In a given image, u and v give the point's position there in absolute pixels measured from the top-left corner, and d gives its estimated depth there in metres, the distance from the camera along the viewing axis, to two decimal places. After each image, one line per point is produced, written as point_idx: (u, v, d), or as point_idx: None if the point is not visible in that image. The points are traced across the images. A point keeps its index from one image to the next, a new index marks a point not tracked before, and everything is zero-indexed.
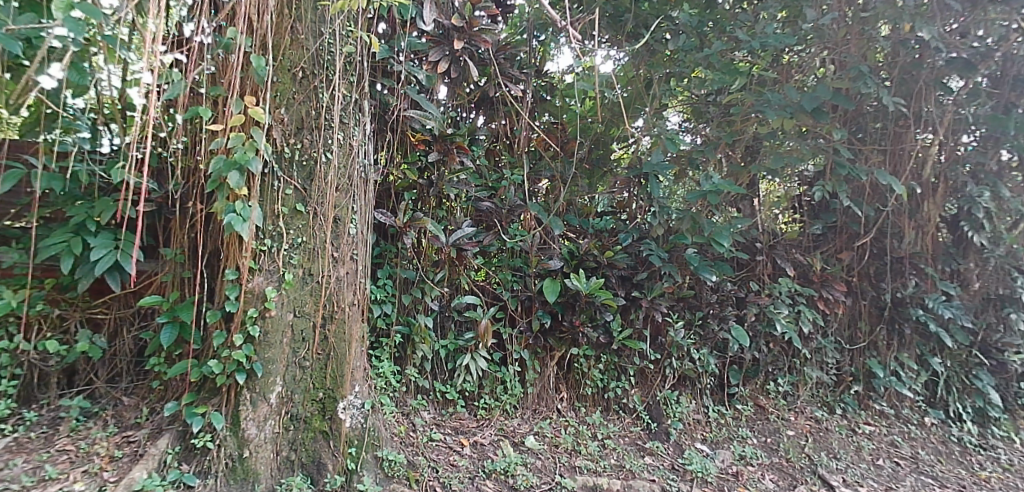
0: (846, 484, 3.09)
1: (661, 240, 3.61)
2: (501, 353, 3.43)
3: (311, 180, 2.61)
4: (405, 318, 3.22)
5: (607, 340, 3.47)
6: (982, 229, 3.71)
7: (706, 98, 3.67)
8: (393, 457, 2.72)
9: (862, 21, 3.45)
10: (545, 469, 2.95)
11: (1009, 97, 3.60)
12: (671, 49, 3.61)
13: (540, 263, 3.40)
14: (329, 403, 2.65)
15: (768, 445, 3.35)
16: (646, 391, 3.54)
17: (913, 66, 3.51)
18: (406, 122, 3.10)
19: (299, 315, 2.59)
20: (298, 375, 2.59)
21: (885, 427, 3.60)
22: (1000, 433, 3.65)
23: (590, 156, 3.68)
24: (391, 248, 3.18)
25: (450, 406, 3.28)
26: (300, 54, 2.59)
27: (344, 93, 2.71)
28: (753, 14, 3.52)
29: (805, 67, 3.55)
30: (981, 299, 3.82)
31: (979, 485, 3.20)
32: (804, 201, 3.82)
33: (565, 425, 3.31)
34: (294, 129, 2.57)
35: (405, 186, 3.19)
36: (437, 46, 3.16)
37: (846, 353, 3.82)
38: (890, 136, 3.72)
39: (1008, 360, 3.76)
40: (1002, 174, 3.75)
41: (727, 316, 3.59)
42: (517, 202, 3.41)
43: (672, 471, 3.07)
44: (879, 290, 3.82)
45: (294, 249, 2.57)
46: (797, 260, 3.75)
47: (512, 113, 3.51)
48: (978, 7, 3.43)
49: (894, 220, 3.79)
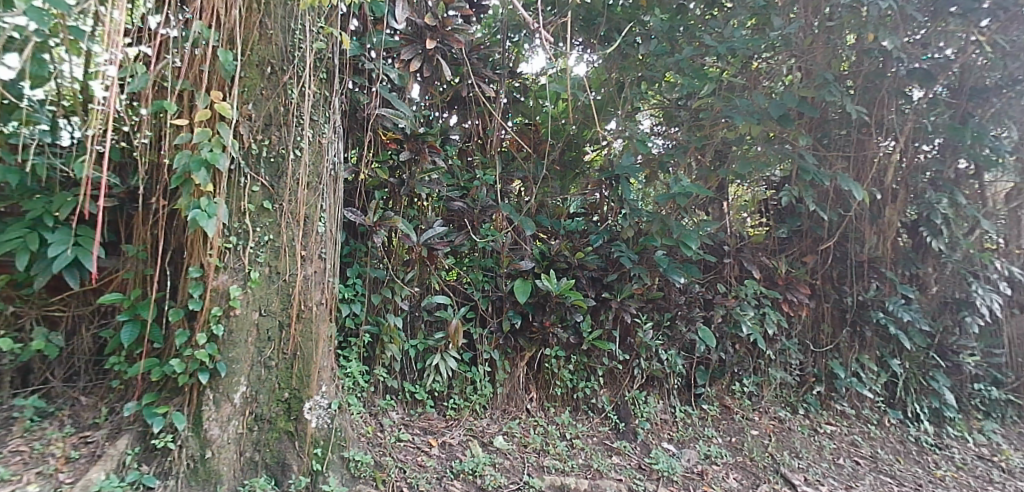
0: (807, 482, 3.16)
1: (632, 242, 3.64)
2: (471, 353, 3.43)
3: (279, 177, 2.58)
4: (374, 318, 3.19)
5: (577, 341, 3.49)
6: (940, 234, 3.82)
7: (677, 102, 3.70)
8: (360, 458, 2.70)
9: (828, 30, 3.50)
10: (513, 469, 2.96)
11: (967, 106, 3.71)
12: (643, 53, 3.65)
13: (511, 264, 3.41)
14: (295, 403, 2.62)
15: (733, 444, 3.41)
16: (614, 391, 3.58)
17: (877, 76, 3.60)
18: (378, 121, 3.07)
19: (265, 314, 2.55)
20: (262, 375, 2.55)
21: (845, 427, 3.69)
22: (955, 432, 3.77)
23: (562, 157, 3.71)
24: (360, 247, 3.14)
25: (419, 406, 3.27)
26: (268, 49, 2.55)
27: (315, 90, 2.69)
28: (723, 21, 3.58)
29: (773, 74, 3.63)
30: (939, 303, 3.94)
31: (935, 484, 3.29)
32: (770, 205, 3.90)
33: (535, 425, 3.32)
34: (261, 125, 2.54)
35: (375, 185, 3.15)
36: (409, 45, 3.14)
37: (810, 354, 3.91)
38: (853, 143, 3.83)
39: (963, 361, 3.88)
40: (959, 181, 3.88)
41: (694, 318, 3.64)
42: (489, 202, 3.41)
43: (639, 471, 3.10)
44: (841, 293, 3.92)
45: (260, 247, 2.53)
46: (763, 263, 3.81)
47: (484, 113, 3.51)
48: (939, 18, 3.45)
49: (857, 225, 3.89)
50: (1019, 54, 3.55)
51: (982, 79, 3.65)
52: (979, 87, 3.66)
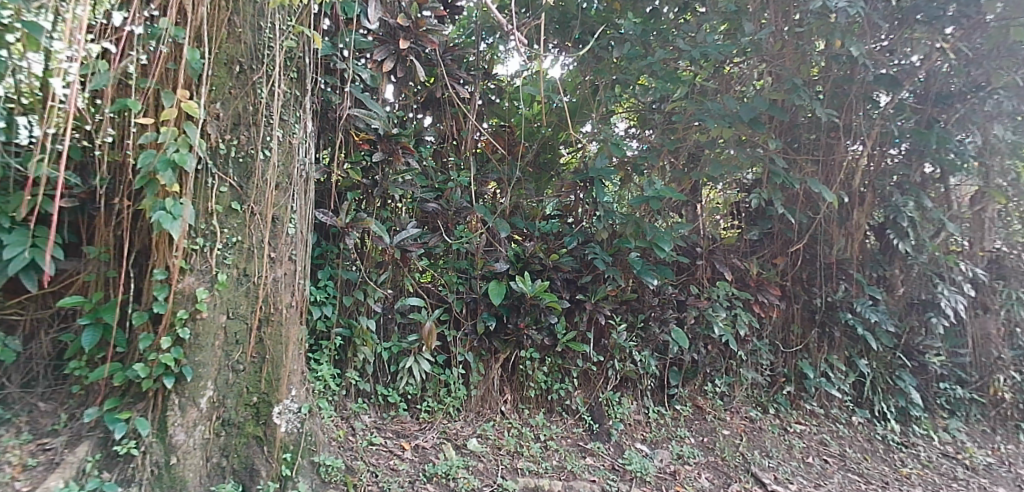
0: (777, 481, 3.20)
1: (606, 244, 3.65)
2: (444, 356, 3.41)
3: (248, 178, 2.54)
4: (346, 320, 3.15)
5: (552, 342, 3.49)
6: (906, 237, 3.89)
7: (650, 105, 3.73)
8: (331, 463, 2.67)
9: (798, 36, 3.57)
10: (487, 472, 2.95)
11: (932, 112, 3.79)
12: (617, 56, 3.66)
13: (486, 265, 3.41)
14: (264, 408, 2.58)
15: (705, 444, 3.44)
16: (589, 393, 3.59)
17: (845, 81, 3.68)
18: (350, 121, 3.05)
19: (233, 317, 2.51)
20: (230, 379, 2.51)
21: (814, 426, 3.74)
22: (920, 431, 3.84)
23: (536, 160, 3.73)
24: (332, 248, 3.10)
25: (391, 409, 3.24)
26: (237, 47, 2.51)
27: (285, 89, 2.66)
28: (696, 25, 3.61)
29: (744, 78, 3.68)
30: (905, 304, 4.02)
31: (901, 481, 3.35)
32: (742, 207, 3.94)
33: (508, 427, 3.31)
34: (229, 124, 2.49)
35: (348, 186, 3.11)
36: (381, 45, 3.12)
37: (780, 355, 3.96)
38: (823, 147, 3.89)
39: (928, 361, 3.96)
40: (925, 185, 3.96)
41: (668, 319, 3.67)
42: (464, 203, 3.40)
43: (613, 471, 3.12)
44: (810, 294, 3.98)
45: (229, 249, 2.49)
46: (735, 264, 3.85)
47: (459, 114, 3.52)
48: (905, 26, 3.56)
49: (826, 227, 3.95)
50: (982, 60, 3.62)
51: (947, 85, 3.73)
52: (944, 93, 3.75)
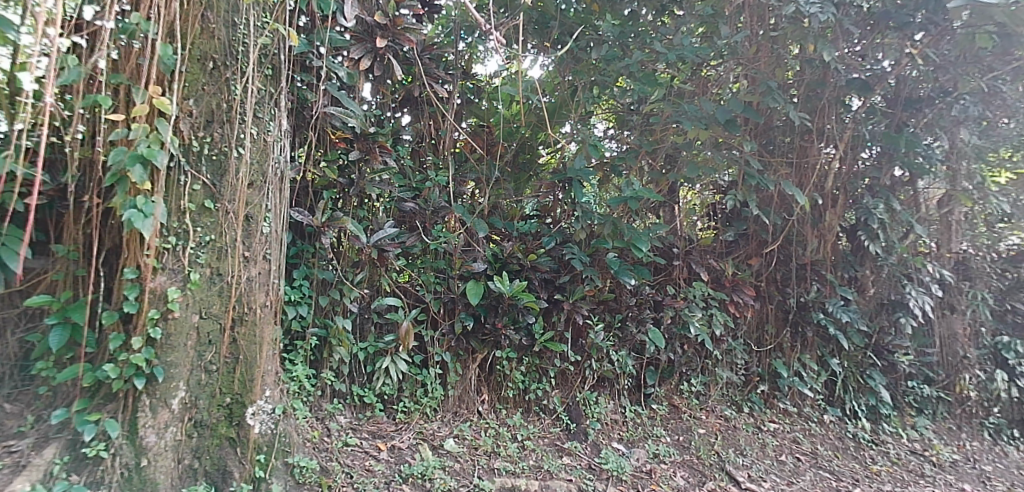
0: (750, 479, 3.24)
1: (584, 244, 3.66)
2: (421, 356, 3.40)
3: (221, 176, 2.50)
4: (322, 320, 3.12)
5: (529, 342, 3.50)
6: (876, 238, 3.96)
7: (628, 107, 3.76)
8: (305, 464, 2.65)
9: (773, 39, 3.63)
10: (463, 472, 2.95)
11: (902, 116, 3.89)
12: (596, 57, 3.69)
13: (464, 265, 3.39)
14: (237, 409, 2.55)
15: (680, 443, 3.47)
16: (566, 392, 3.61)
17: (818, 85, 3.76)
18: (327, 119, 3.03)
19: (205, 316, 2.48)
20: (202, 380, 2.48)
21: (787, 425, 3.80)
22: (890, 429, 3.92)
23: (515, 160, 3.75)
24: (308, 247, 3.08)
25: (368, 409, 3.22)
26: (210, 43, 2.48)
27: (259, 86, 2.62)
28: (673, 27, 3.65)
29: (721, 81, 3.72)
30: (875, 304, 4.10)
31: (870, 478, 3.42)
32: (718, 208, 3.99)
33: (485, 427, 3.31)
34: (202, 122, 2.46)
35: (324, 184, 3.09)
36: (359, 43, 3.10)
37: (754, 354, 4.02)
38: (796, 150, 3.96)
39: (897, 360, 4.04)
40: (895, 187, 4.05)
41: (645, 319, 3.70)
42: (441, 203, 3.39)
43: (589, 471, 3.13)
44: (784, 295, 4.03)
45: (202, 248, 2.45)
46: (711, 265, 3.89)
47: (437, 114, 3.52)
48: (876, 31, 3.59)
49: (799, 229, 4.02)
50: (949, 66, 3.64)
51: (917, 90, 3.82)
52: (913, 98, 3.84)
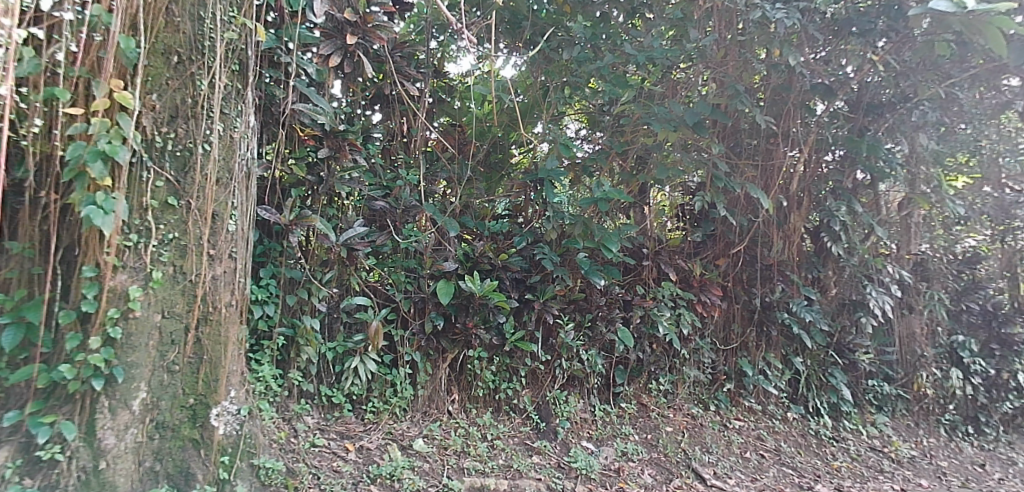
0: (716, 476, 3.31)
1: (555, 244, 3.68)
2: (391, 355, 3.39)
3: (185, 172, 2.45)
4: (289, 320, 3.08)
5: (500, 341, 3.51)
6: (839, 239, 4.06)
7: (600, 108, 3.82)
8: (271, 465, 2.61)
9: (739, 44, 3.69)
10: (433, 472, 2.95)
11: (863, 121, 3.99)
12: (567, 58, 3.70)
13: (434, 265, 3.38)
14: (201, 410, 2.50)
15: (648, 441, 3.52)
16: (536, 391, 3.63)
17: (783, 89, 3.84)
18: (294, 116, 2.97)
19: (168, 316, 2.42)
20: (164, 381, 2.42)
21: (752, 422, 3.88)
22: (850, 425, 4.02)
23: (487, 159, 3.76)
24: (275, 246, 3.01)
25: (336, 410, 3.20)
26: (175, 37, 2.43)
27: (226, 81, 2.58)
28: (644, 30, 3.70)
29: (690, 84, 3.80)
30: (837, 304, 4.20)
31: (831, 474, 3.51)
32: (687, 209, 4.05)
33: (455, 427, 3.31)
34: (167, 116, 2.41)
35: (293, 182, 3.04)
36: (328, 40, 3.04)
37: (721, 353, 4.08)
38: (761, 152, 4.06)
39: (858, 359, 4.15)
40: (857, 190, 4.16)
41: (615, 318, 3.73)
42: (413, 202, 3.37)
43: (558, 469, 3.16)
44: (750, 295, 4.11)
45: (164, 246, 2.40)
46: (680, 265, 3.95)
47: (408, 112, 3.51)
48: (839, 38, 3.67)
49: (765, 230, 4.10)
50: (910, 73, 3.73)
51: (879, 95, 3.90)
52: (874, 103, 3.93)
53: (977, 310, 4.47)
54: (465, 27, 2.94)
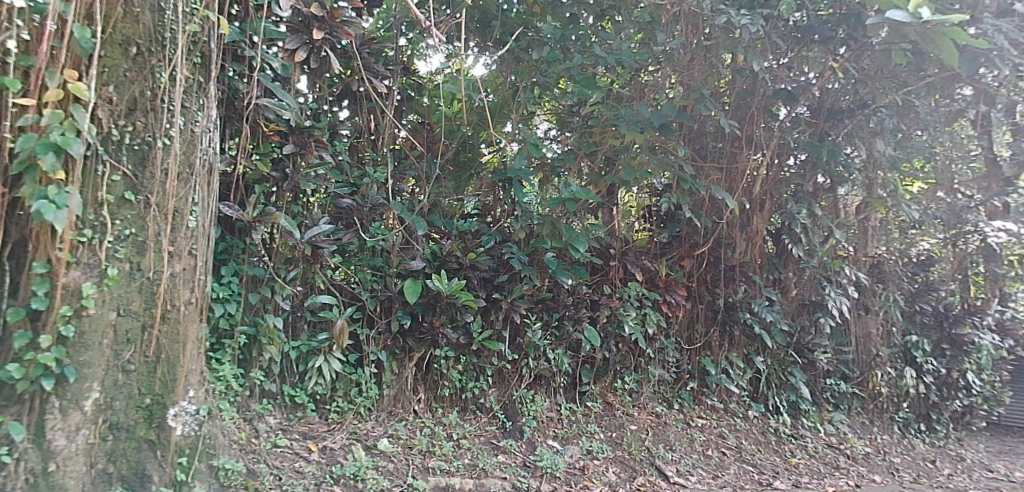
0: (678, 473, 3.37)
1: (524, 244, 3.69)
2: (356, 355, 3.35)
3: (143, 166, 2.39)
4: (252, 318, 3.01)
5: (467, 341, 3.50)
6: (799, 242, 4.17)
7: (569, 108, 3.85)
8: (230, 466, 2.57)
9: (705, 48, 3.72)
10: (397, 472, 2.93)
11: (824, 126, 4.09)
12: (536, 58, 3.73)
13: (401, 263, 3.35)
14: (157, 410, 2.43)
15: (613, 439, 3.56)
16: (502, 391, 3.64)
17: (747, 94, 3.91)
18: (259, 111, 2.91)
19: (124, 314, 2.35)
20: (119, 380, 2.35)
21: (714, 420, 3.95)
22: (809, 423, 4.13)
23: (456, 158, 3.76)
24: (238, 243, 2.95)
25: (299, 410, 3.15)
26: (133, 28, 2.36)
27: (187, 74, 2.51)
28: (613, 33, 3.75)
29: (658, 87, 3.84)
30: (797, 305, 4.32)
31: (790, 471, 3.60)
32: (653, 211, 4.11)
33: (421, 426, 3.30)
34: (124, 109, 2.34)
35: (255, 178, 2.98)
36: (295, 34, 3.02)
37: (685, 352, 4.14)
38: (727, 155, 4.13)
39: (816, 358, 4.26)
40: (818, 194, 4.27)
41: (581, 318, 3.75)
42: (380, 200, 3.34)
43: (524, 468, 3.17)
44: (713, 295, 4.18)
45: (120, 242, 2.33)
46: (646, 266, 4.01)
47: (376, 109, 3.47)
48: (801, 44, 3.75)
49: (729, 232, 4.18)
50: (867, 80, 3.84)
51: (839, 101, 4.01)
52: (835, 109, 4.04)
53: (929, 311, 4.63)
54: (441, 38, 3.05)
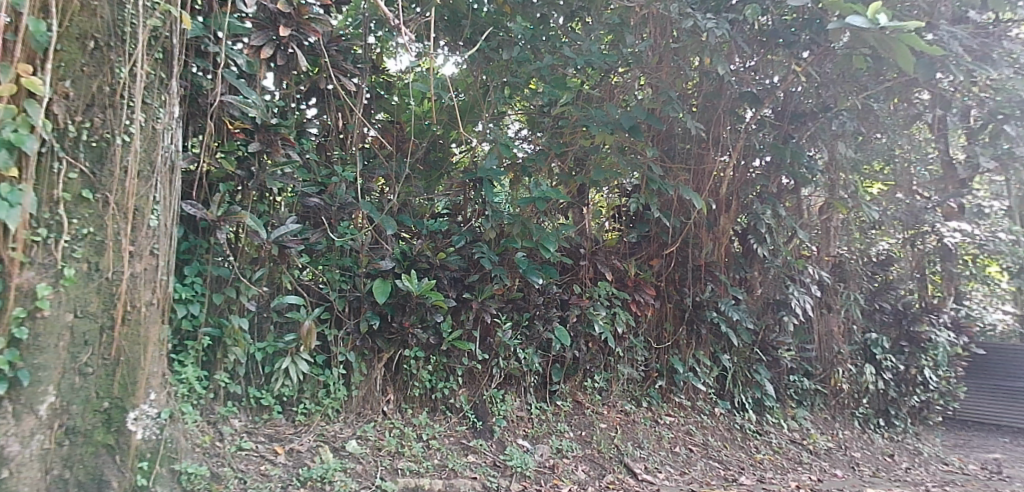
0: (647, 470, 3.41)
1: (494, 243, 3.70)
2: (324, 356, 3.31)
3: (101, 164, 2.32)
4: (216, 319, 2.95)
5: (437, 341, 3.49)
6: (764, 241, 4.27)
7: (540, 108, 3.83)
8: (193, 470, 2.51)
9: (672, 52, 3.76)
10: (366, 474, 2.91)
11: (787, 128, 4.19)
12: (506, 58, 3.75)
13: (371, 263, 3.33)
14: (116, 414, 2.33)
15: (583, 437, 3.58)
16: (472, 391, 3.63)
17: (714, 96, 3.97)
18: (224, 108, 2.86)
19: (81, 315, 2.26)
20: (76, 384, 2.25)
21: (682, 418, 4.01)
22: (773, 419, 4.21)
23: (426, 157, 3.77)
24: (201, 243, 2.89)
25: (265, 412, 3.10)
26: (91, 22, 2.30)
27: (148, 70, 2.45)
28: (583, 34, 3.78)
29: (628, 88, 3.89)
30: (762, 303, 4.41)
31: (755, 466, 3.67)
32: (622, 211, 4.17)
33: (390, 427, 3.28)
34: (81, 105, 2.26)
35: (220, 176, 2.92)
36: (260, 30, 2.96)
37: (654, 351, 4.19)
38: (694, 156, 4.20)
39: (780, 356, 4.35)
40: (782, 195, 4.38)
41: (551, 317, 3.78)
42: (348, 199, 3.32)
43: (494, 468, 3.18)
44: (681, 294, 4.24)
45: (77, 241, 2.25)
46: (616, 266, 4.05)
47: (345, 107, 3.47)
48: (765, 48, 3.80)
49: (696, 232, 4.25)
50: (830, 83, 3.93)
51: (803, 103, 4.10)
52: (798, 111, 4.14)
53: (889, 309, 4.78)
54: (408, 38, 3.00)
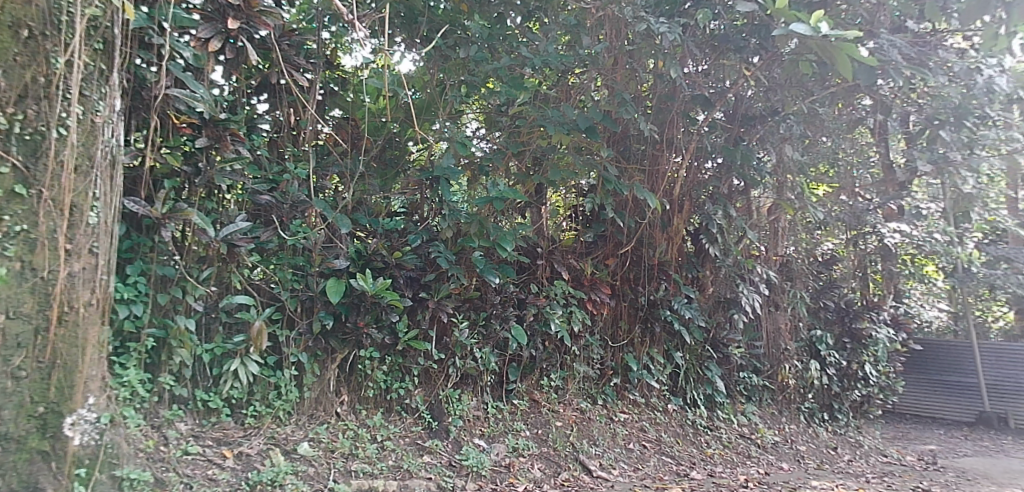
0: (601, 467, 3.47)
1: (450, 243, 3.69)
2: (276, 357, 3.23)
3: (36, 157, 2.18)
4: (160, 320, 2.84)
5: (392, 341, 3.47)
6: (715, 241, 4.38)
7: (497, 108, 3.85)
8: (136, 476, 2.41)
9: (627, 54, 3.82)
10: (318, 476, 2.87)
11: (738, 131, 4.30)
12: (463, 57, 3.75)
13: (324, 262, 3.27)
14: (52, 420, 2.18)
15: (539, 436, 3.61)
16: (428, 390, 3.62)
17: (668, 98, 4.04)
18: (168, 101, 2.76)
19: (14, 316, 2.11)
20: (7, 388, 2.09)
21: (636, 415, 4.08)
22: (723, 415, 4.34)
23: (382, 155, 3.71)
24: (144, 241, 2.78)
25: (213, 415, 3.01)
26: (25, 9, 2.18)
27: (87, 61, 2.34)
28: (540, 35, 3.82)
29: (584, 88, 3.93)
30: (714, 302, 4.51)
31: (705, 461, 3.78)
32: (579, 210, 4.20)
33: (344, 429, 3.23)
34: (13, 97, 2.14)
35: (166, 172, 2.83)
36: (208, 22, 2.87)
37: (609, 349, 4.25)
38: (650, 157, 4.25)
39: (730, 353, 4.49)
40: (732, 196, 4.50)
41: (508, 316, 3.79)
42: (301, 197, 3.24)
43: (449, 468, 3.17)
44: (636, 293, 4.32)
45: (8, 239, 2.11)
46: (572, 265, 4.09)
47: (297, 103, 3.41)
48: (718, 55, 3.89)
49: (650, 232, 4.33)
50: (778, 89, 4.08)
51: (752, 108, 4.22)
52: (749, 115, 4.25)
53: (832, 307, 4.98)
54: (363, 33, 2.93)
